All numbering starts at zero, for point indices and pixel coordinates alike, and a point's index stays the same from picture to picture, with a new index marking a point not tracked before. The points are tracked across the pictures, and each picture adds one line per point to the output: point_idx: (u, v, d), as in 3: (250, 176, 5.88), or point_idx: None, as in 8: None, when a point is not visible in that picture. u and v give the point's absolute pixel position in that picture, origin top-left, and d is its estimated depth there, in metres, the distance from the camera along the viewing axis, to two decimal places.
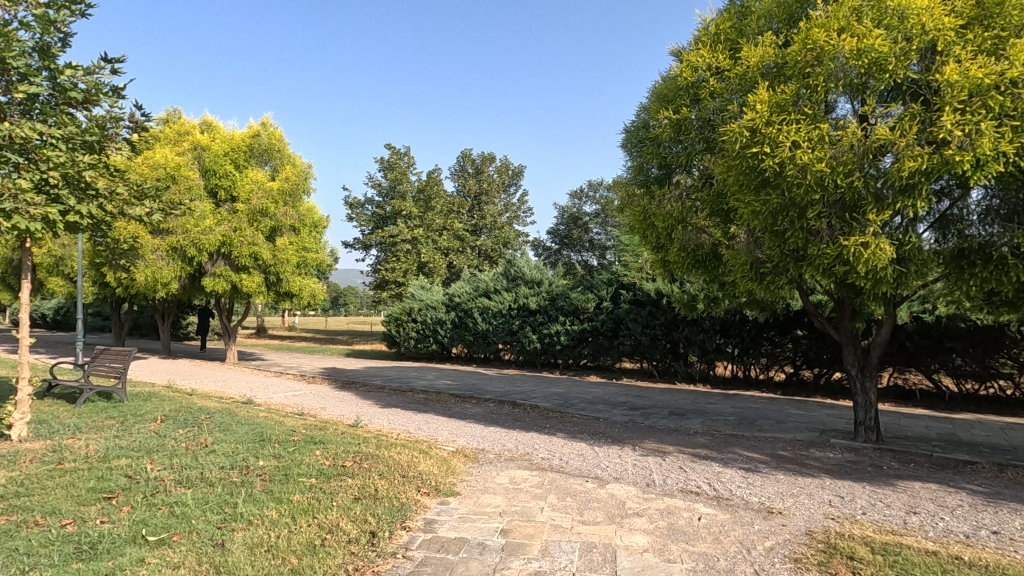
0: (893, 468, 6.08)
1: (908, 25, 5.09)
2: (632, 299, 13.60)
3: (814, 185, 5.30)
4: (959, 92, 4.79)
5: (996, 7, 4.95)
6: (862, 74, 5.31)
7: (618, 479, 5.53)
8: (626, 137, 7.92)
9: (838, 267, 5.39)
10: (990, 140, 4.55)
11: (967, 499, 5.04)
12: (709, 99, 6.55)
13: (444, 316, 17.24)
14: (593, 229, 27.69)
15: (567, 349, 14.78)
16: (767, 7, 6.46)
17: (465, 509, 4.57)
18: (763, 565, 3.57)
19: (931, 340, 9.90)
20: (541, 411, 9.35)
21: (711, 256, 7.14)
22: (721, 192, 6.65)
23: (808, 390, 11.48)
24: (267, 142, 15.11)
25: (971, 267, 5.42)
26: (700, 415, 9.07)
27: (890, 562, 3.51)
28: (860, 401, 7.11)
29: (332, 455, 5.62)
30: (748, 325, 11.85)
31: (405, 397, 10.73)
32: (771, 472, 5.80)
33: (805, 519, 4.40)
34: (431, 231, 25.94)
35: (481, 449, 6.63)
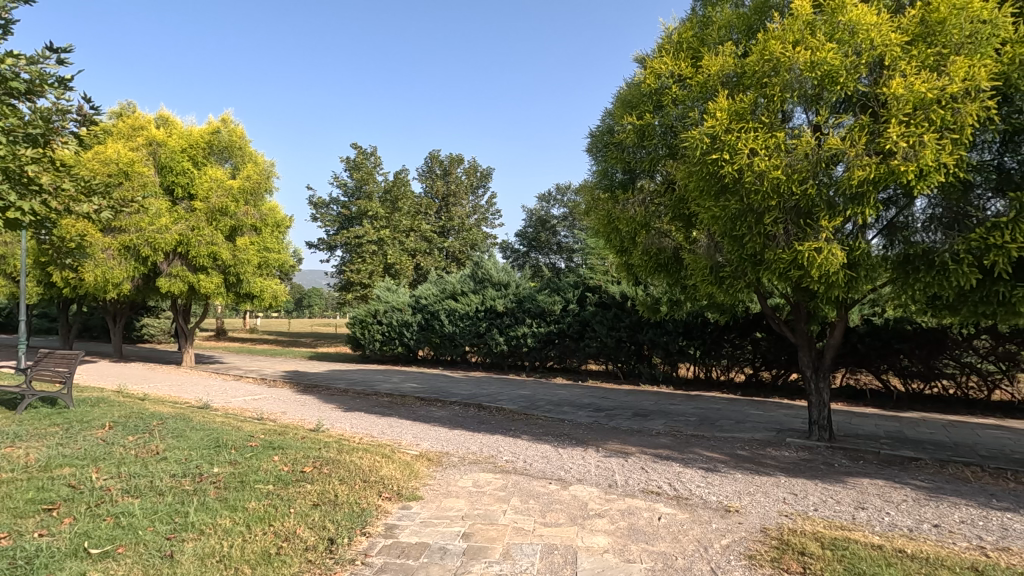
0: (844, 466, 6.31)
1: (858, 39, 5.30)
2: (598, 302, 13.76)
3: (771, 192, 5.47)
4: (904, 105, 5.00)
5: (938, 25, 5.14)
6: (816, 86, 5.50)
7: (581, 480, 5.56)
8: (592, 141, 8.04)
9: (793, 271, 5.56)
10: (931, 152, 4.79)
11: (912, 494, 5.26)
12: (672, 106, 6.68)
13: (411, 318, 17.10)
14: (561, 232, 27.84)
15: (534, 352, 14.85)
16: (728, 18, 6.66)
17: (427, 513, 4.53)
18: (719, 563, 3.65)
19: (881, 341, 10.33)
20: (506, 414, 9.35)
21: (673, 260, 7.28)
22: (682, 198, 6.79)
23: (767, 390, 11.81)
24: (228, 139, 14.73)
25: (915, 272, 5.68)
26: (662, 416, 9.23)
27: (838, 557, 3.64)
28: (815, 400, 7.35)
29: (291, 461, 5.49)
30: (709, 328, 12.11)
31: (369, 401, 10.57)
32: (729, 471, 5.94)
33: (760, 516, 4.52)
34: (398, 232, 25.72)
35: (446, 452, 6.58)
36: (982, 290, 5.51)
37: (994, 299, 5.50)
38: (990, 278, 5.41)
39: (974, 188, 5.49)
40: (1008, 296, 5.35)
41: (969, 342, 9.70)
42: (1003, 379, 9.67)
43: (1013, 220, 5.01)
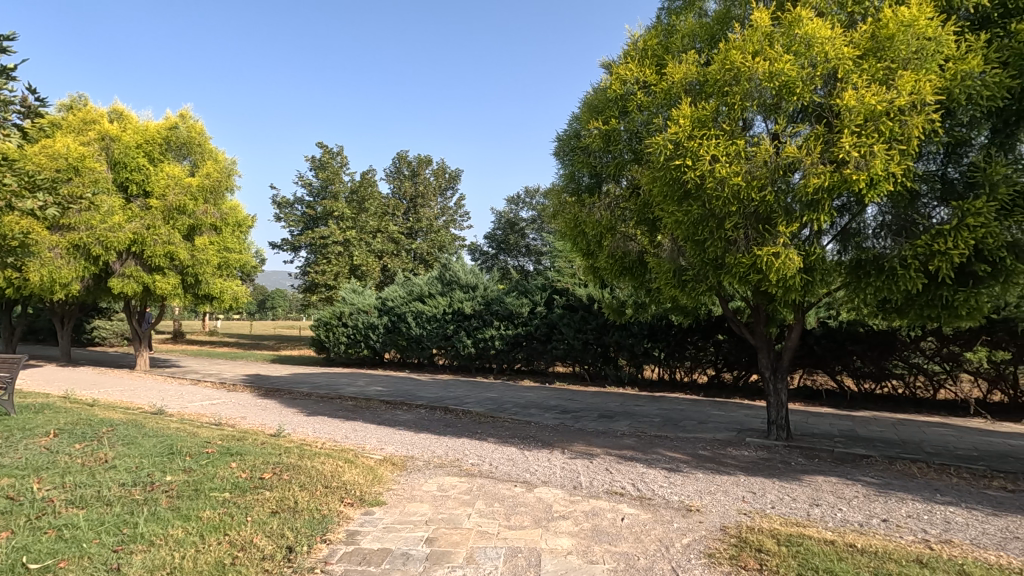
0: (800, 464, 6.51)
1: (813, 52, 5.48)
2: (565, 304, 13.84)
3: (731, 199, 5.62)
4: (856, 117, 5.20)
5: (887, 40, 5.35)
6: (775, 96, 5.67)
7: (546, 482, 5.58)
8: (559, 146, 8.11)
9: (752, 275, 5.71)
10: (881, 162, 5.00)
11: (863, 490, 5.47)
12: (637, 111, 6.78)
13: (377, 320, 16.87)
14: (530, 235, 27.93)
15: (501, 354, 14.87)
16: (691, 27, 6.81)
17: (390, 518, 4.46)
18: (680, 562, 3.71)
19: (836, 343, 10.69)
20: (473, 416, 9.32)
21: (638, 263, 7.39)
22: (647, 202, 6.89)
23: (729, 391, 12.12)
24: (187, 136, 14.28)
25: (867, 276, 5.93)
26: (627, 417, 9.36)
27: (793, 553, 3.74)
28: (773, 401, 7.58)
29: (248, 467, 5.33)
30: (673, 330, 12.33)
31: (333, 404, 10.37)
32: (691, 471, 6.05)
33: (720, 515, 4.62)
34: (365, 233, 25.39)
35: (410, 456, 6.51)
36: (927, 294, 5.78)
37: (939, 303, 5.76)
38: (934, 283, 5.68)
39: (921, 198, 5.76)
40: (951, 300, 5.63)
41: (916, 344, 10.12)
42: (947, 379, 10.13)
43: (955, 227, 5.27)
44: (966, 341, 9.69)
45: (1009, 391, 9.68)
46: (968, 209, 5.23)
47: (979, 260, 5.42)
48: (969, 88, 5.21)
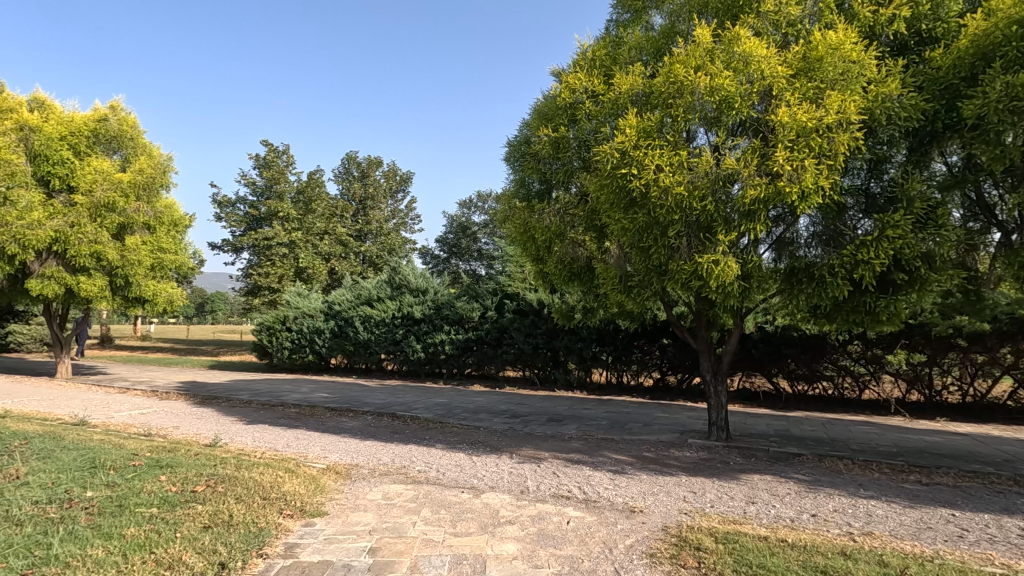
0: (738, 463, 6.78)
1: (751, 69, 5.73)
2: (516, 308, 13.90)
3: (674, 208, 5.79)
4: (789, 132, 5.47)
5: (817, 62, 5.65)
6: (716, 109, 5.89)
7: (493, 487, 5.56)
8: (510, 151, 8.16)
9: (693, 281, 5.90)
10: (811, 176, 5.31)
11: (795, 487, 5.74)
12: (585, 120, 6.92)
13: (323, 325, 16.42)
14: (482, 239, 27.85)
15: (451, 358, 14.76)
16: (638, 40, 7.01)
17: (332, 529, 4.32)
18: (622, 563, 3.77)
19: (772, 347, 11.21)
20: (421, 422, 9.20)
21: (586, 269, 7.52)
22: (594, 209, 7.02)
23: (673, 394, 12.46)
24: (118, 129, 13.47)
25: (799, 283, 6.26)
26: (575, 420, 9.48)
27: (729, 549, 3.88)
28: (714, 403, 7.86)
29: (179, 480, 5.04)
30: (620, 334, 12.59)
31: (274, 412, 9.99)
32: (635, 473, 6.18)
33: (662, 515, 4.74)
34: (311, 235, 24.70)
35: (355, 464, 6.35)
36: (853, 301, 6.16)
37: (863, 308, 6.15)
38: (859, 290, 6.06)
39: (848, 210, 6.14)
40: (873, 306, 6.01)
41: (844, 347, 10.73)
42: (871, 380, 10.80)
43: (877, 238, 5.64)
44: (887, 344, 10.37)
45: (925, 390, 10.44)
46: (889, 222, 5.62)
47: (898, 269, 5.82)
48: (889, 109, 5.60)
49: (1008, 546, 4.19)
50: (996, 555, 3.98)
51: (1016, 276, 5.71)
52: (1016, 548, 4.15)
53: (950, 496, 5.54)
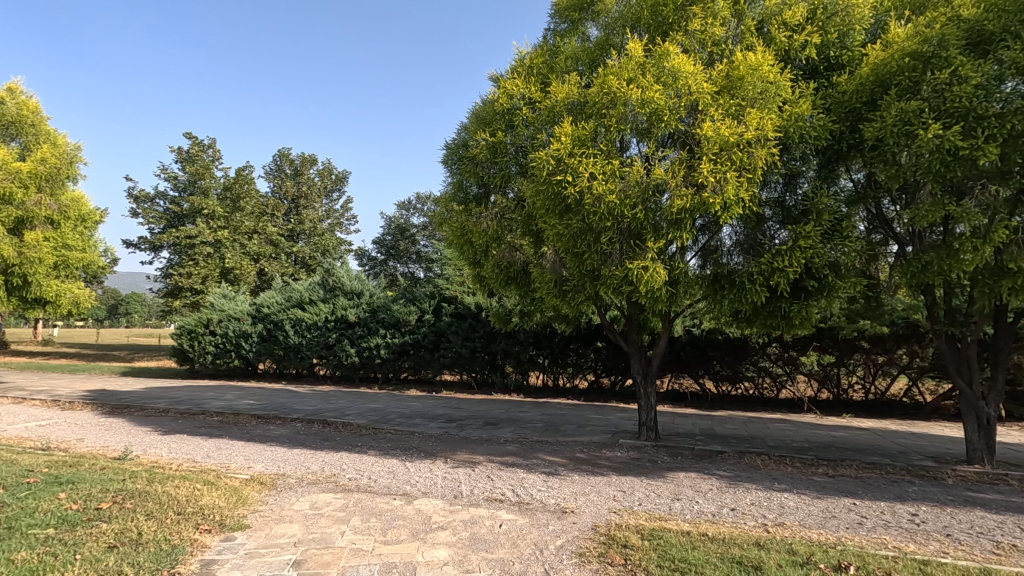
0: (665, 462, 7.04)
1: (679, 84, 5.98)
2: (453, 312, 13.84)
3: (607, 215, 5.97)
4: (713, 146, 5.76)
5: (739, 80, 5.98)
6: (647, 121, 6.10)
7: (427, 493, 5.49)
8: (447, 154, 8.15)
9: (624, 286, 6.11)
10: (732, 188, 5.63)
11: (717, 483, 6.04)
12: (523, 127, 7.04)
13: (250, 328, 15.68)
14: (421, 241, 27.48)
15: (387, 363, 14.47)
16: (574, 50, 7.19)
17: (254, 543, 4.13)
18: (552, 564, 3.83)
19: (698, 350, 11.74)
20: (353, 429, 8.94)
21: (522, 273, 7.58)
22: (531, 214, 7.11)
23: (607, 395, 12.79)
24: (16, 114, 12.41)
25: (722, 289, 6.62)
26: (511, 424, 9.54)
27: (653, 545, 4.04)
28: (644, 404, 8.14)
29: (81, 497, 4.65)
30: (557, 338, 12.78)
31: (194, 421, 9.41)
32: (568, 474, 6.30)
33: (593, 514, 4.85)
34: (238, 234, 23.49)
35: (281, 474, 6.09)
36: (770, 305, 6.59)
37: (779, 313, 6.58)
38: (775, 296, 6.48)
39: (766, 221, 6.55)
40: (788, 310, 6.46)
41: (764, 349, 11.40)
42: (787, 379, 11.53)
43: (790, 248, 6.06)
44: (801, 346, 11.09)
45: (834, 390, 11.28)
46: (801, 233, 6.05)
47: (809, 276, 6.28)
48: (801, 128, 6.03)
49: (899, 530, 4.60)
50: (890, 539, 4.36)
51: (909, 283, 6.30)
52: (906, 531, 4.56)
53: (853, 487, 6.01)
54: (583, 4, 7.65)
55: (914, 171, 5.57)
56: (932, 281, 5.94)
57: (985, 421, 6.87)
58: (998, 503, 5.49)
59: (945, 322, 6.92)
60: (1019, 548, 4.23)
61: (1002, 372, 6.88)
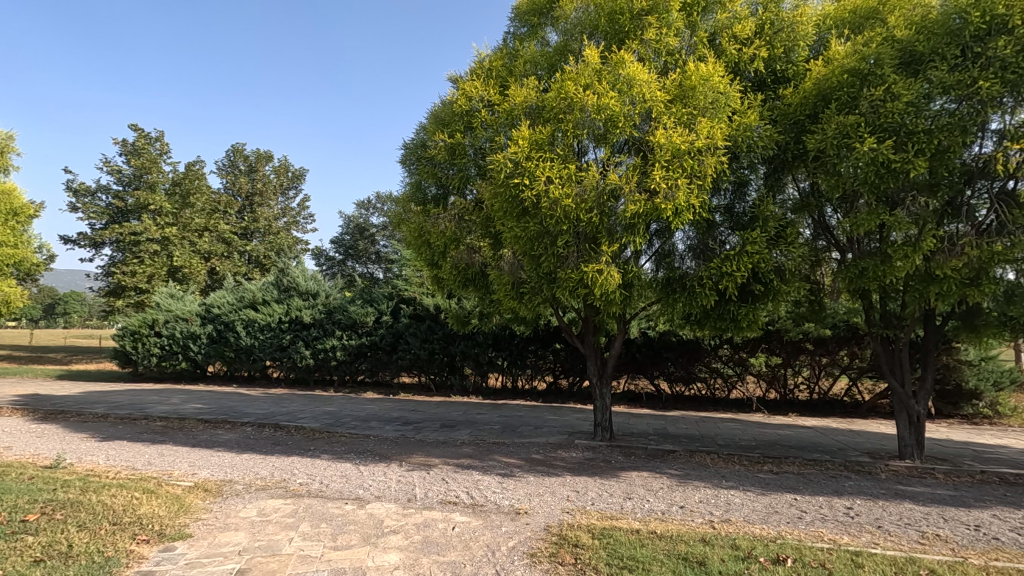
0: (619, 462, 7.16)
1: (634, 92, 6.11)
2: (412, 313, 13.69)
3: (563, 218, 6.04)
4: (665, 153, 5.91)
5: (692, 90, 6.14)
6: (603, 127, 6.19)
7: (380, 497, 5.42)
8: (405, 154, 8.09)
9: (579, 289, 6.20)
10: (683, 195, 5.79)
11: (667, 482, 6.19)
12: (481, 129, 7.07)
13: (198, 329, 15.13)
14: (380, 242, 27.14)
15: (343, 365, 14.18)
16: (534, 55, 7.26)
17: (196, 552, 3.98)
18: (504, 565, 3.85)
19: (653, 351, 12.01)
20: (306, 433, 8.74)
21: (480, 274, 7.57)
22: (489, 216, 7.13)
23: (565, 396, 12.90)
24: None
25: (674, 292, 6.81)
26: (468, 426, 9.52)
27: (603, 544, 4.11)
28: (599, 405, 8.27)
29: (5, 510, 4.37)
30: (515, 339, 12.82)
31: (135, 427, 8.98)
32: (523, 475, 6.33)
33: (546, 515, 4.90)
34: (187, 231, 22.59)
35: (228, 480, 5.89)
36: (719, 309, 6.81)
37: (727, 316, 6.81)
38: (724, 299, 6.72)
39: (717, 227, 6.75)
40: (736, 314, 6.71)
41: (716, 351, 11.74)
42: (737, 380, 11.92)
43: (738, 253, 6.29)
44: (751, 348, 11.44)
45: (781, 390, 11.74)
46: (749, 239, 6.29)
47: (756, 281, 6.54)
48: (749, 138, 6.27)
49: (835, 523, 4.83)
50: (826, 532, 4.57)
51: (848, 289, 6.61)
52: (841, 524, 4.80)
53: (795, 483, 6.27)
54: (543, 9, 7.74)
55: (853, 181, 5.86)
56: (868, 286, 6.26)
57: (916, 418, 7.28)
58: (925, 496, 5.84)
59: (881, 325, 7.31)
60: (941, 537, 4.51)
61: (931, 372, 7.31)
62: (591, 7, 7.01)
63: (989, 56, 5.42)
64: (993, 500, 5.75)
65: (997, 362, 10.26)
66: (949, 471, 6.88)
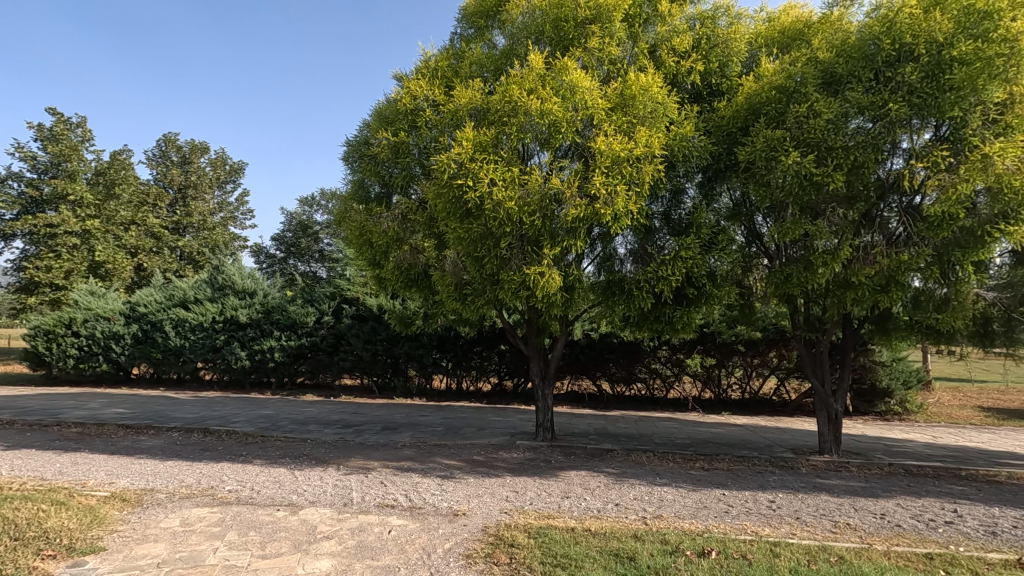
0: (558, 461, 7.26)
1: (576, 99, 6.22)
2: (354, 314, 13.34)
3: (506, 220, 6.08)
4: (605, 160, 6.05)
5: (632, 99, 6.33)
6: (546, 131, 6.27)
7: (314, 502, 5.27)
8: (348, 152, 7.93)
9: (521, 290, 6.25)
10: (622, 201, 5.96)
11: (604, 480, 6.34)
12: (426, 128, 7.02)
13: (122, 330, 14.23)
14: (324, 240, 26.41)
15: (281, 367, 13.68)
16: (479, 56, 7.29)
17: (109, 567, 3.75)
18: (438, 567, 3.84)
19: (596, 353, 12.24)
20: (239, 437, 8.38)
21: (423, 275, 7.49)
22: (432, 217, 7.07)
23: (509, 397, 12.97)
24: None
25: (614, 295, 6.97)
26: (410, 428, 9.40)
27: (537, 543, 4.17)
28: (541, 405, 8.37)
29: None
30: (460, 341, 12.77)
31: (45, 434, 8.33)
32: (463, 476, 6.32)
33: (484, 516, 4.91)
34: (112, 224, 21.26)
35: (150, 489, 5.57)
36: (656, 312, 7.04)
37: (663, 318, 7.07)
38: (660, 303, 6.95)
39: (656, 232, 6.98)
40: (672, 316, 6.97)
41: (655, 352, 12.10)
42: (675, 380, 12.34)
43: (674, 258, 6.53)
44: (688, 349, 11.87)
45: (715, 390, 12.25)
46: (684, 245, 6.55)
47: (690, 285, 6.82)
48: (685, 148, 6.53)
49: (758, 516, 5.10)
50: (749, 525, 4.82)
51: (775, 294, 6.99)
52: (763, 517, 5.08)
53: (724, 479, 6.57)
54: (489, 12, 7.78)
55: (781, 192, 6.21)
56: (792, 291, 6.65)
57: (834, 416, 7.77)
58: (840, 488, 6.25)
59: (804, 328, 7.76)
60: (851, 526, 4.84)
61: (848, 372, 7.83)
62: (537, 11, 7.07)
63: (899, 80, 5.85)
64: (899, 490, 6.23)
65: (906, 362, 11.09)
66: (861, 465, 7.39)
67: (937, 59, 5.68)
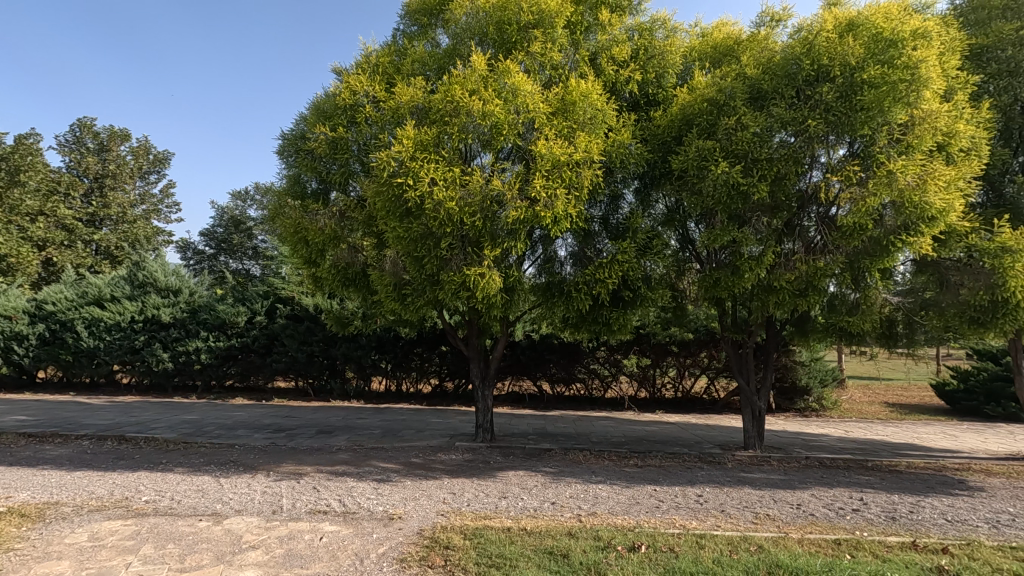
0: (497, 462, 7.29)
1: (518, 102, 6.27)
2: (289, 314, 12.82)
3: (447, 220, 6.04)
4: (546, 163, 6.14)
5: (572, 104, 6.46)
6: (488, 133, 6.30)
7: (240, 511, 5.04)
8: (283, 145, 7.65)
9: (461, 291, 6.22)
10: (562, 204, 6.06)
11: (542, 479, 6.42)
12: (365, 125, 6.86)
13: (26, 330, 13.08)
14: (258, 237, 25.34)
15: (207, 369, 12.98)
16: (421, 54, 7.21)
17: None
18: (370, 573, 3.76)
19: (536, 353, 12.37)
20: (159, 444, 7.88)
21: (361, 274, 7.31)
22: (371, 215, 6.92)
23: (449, 399, 12.88)
24: None
25: (553, 297, 7.06)
26: (347, 431, 9.15)
27: (473, 544, 4.16)
28: (481, 406, 8.36)
29: None
30: (400, 342, 12.57)
31: None
32: (400, 480, 6.22)
33: (420, 519, 4.86)
34: (16, 215, 18.91)
35: (54, 502, 5.13)
36: (593, 313, 7.20)
37: (600, 320, 7.24)
38: (598, 305, 7.11)
39: (594, 236, 7.16)
40: (609, 318, 7.15)
41: (594, 353, 12.36)
42: (612, 380, 12.66)
43: (611, 262, 6.70)
44: (624, 350, 12.21)
45: (650, 389, 12.67)
46: (620, 248, 6.73)
47: (626, 287, 7.02)
48: (622, 155, 6.73)
49: (687, 510, 5.32)
50: (678, 519, 5.01)
51: (705, 297, 7.32)
52: (691, 511, 5.30)
53: (657, 475, 6.80)
54: (433, 11, 7.71)
55: (711, 200, 6.52)
56: (721, 294, 6.98)
57: (758, 413, 8.22)
58: (762, 481, 6.62)
59: (732, 330, 8.17)
60: (771, 517, 5.14)
61: (771, 372, 8.31)
62: (481, 12, 7.07)
63: (817, 99, 6.27)
64: (814, 482, 6.67)
65: (822, 362, 11.89)
66: (781, 459, 7.85)
67: (849, 80, 6.13)
